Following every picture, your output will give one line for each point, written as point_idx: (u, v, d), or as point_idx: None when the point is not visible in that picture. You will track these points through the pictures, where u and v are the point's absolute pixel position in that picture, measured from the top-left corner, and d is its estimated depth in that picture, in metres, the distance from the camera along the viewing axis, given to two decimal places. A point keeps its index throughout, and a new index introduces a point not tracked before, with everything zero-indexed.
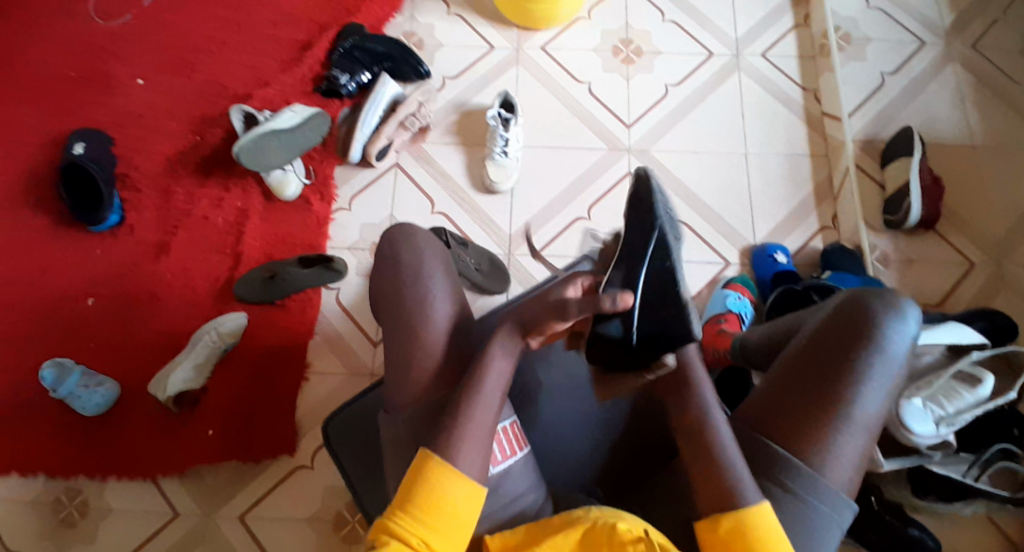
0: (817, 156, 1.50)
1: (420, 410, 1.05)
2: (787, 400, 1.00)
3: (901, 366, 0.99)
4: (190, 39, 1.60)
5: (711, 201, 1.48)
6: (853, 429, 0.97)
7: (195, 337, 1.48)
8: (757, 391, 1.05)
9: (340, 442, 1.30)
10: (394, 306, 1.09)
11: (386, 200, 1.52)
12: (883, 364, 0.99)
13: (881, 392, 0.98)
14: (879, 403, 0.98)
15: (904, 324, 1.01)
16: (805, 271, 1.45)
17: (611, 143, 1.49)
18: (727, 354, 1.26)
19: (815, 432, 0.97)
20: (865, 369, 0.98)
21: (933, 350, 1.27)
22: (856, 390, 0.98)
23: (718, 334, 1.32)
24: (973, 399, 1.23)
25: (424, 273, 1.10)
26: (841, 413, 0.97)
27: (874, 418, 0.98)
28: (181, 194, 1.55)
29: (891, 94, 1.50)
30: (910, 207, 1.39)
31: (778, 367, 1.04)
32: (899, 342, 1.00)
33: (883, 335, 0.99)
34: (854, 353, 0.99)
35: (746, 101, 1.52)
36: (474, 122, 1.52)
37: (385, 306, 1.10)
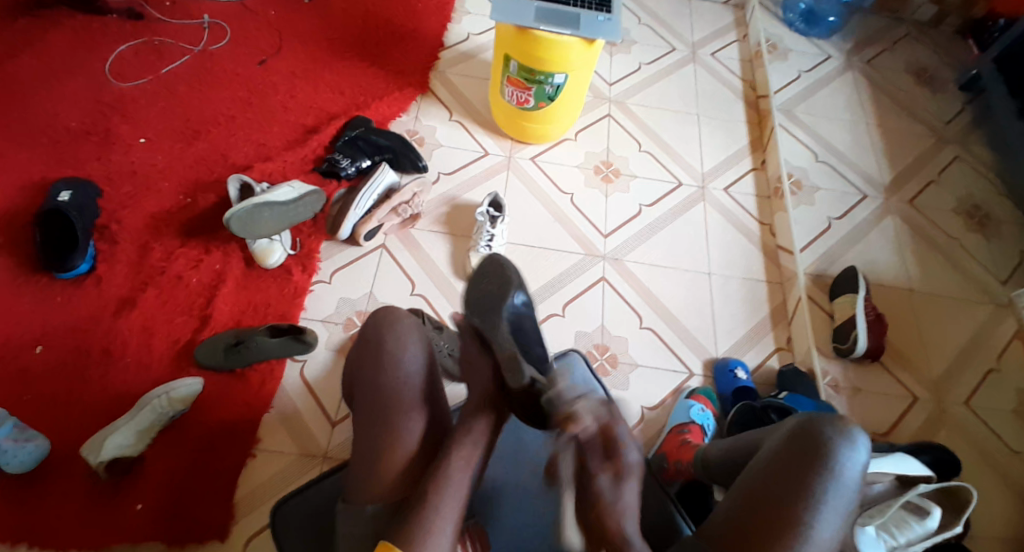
0: (772, 283, 1.62)
1: (382, 503, 1.04)
2: (749, 522, 1.05)
3: (854, 494, 1.04)
4: (199, 109, 1.66)
5: (677, 313, 1.57)
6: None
7: (142, 400, 1.40)
8: (719, 509, 1.09)
9: (288, 530, 1.15)
10: (375, 372, 1.09)
11: (368, 279, 1.55)
12: (838, 491, 1.04)
13: (836, 518, 1.03)
14: (834, 530, 1.03)
15: (855, 452, 1.06)
16: (762, 388, 1.53)
17: (588, 250, 1.58)
18: (693, 469, 1.28)
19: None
20: (821, 497, 1.03)
21: (883, 479, 1.30)
22: (811, 517, 1.03)
23: (683, 445, 1.35)
24: (921, 530, 1.24)
25: (410, 347, 1.10)
26: (798, 540, 1.02)
27: (829, 545, 1.03)
28: (160, 251, 1.54)
29: (836, 236, 1.67)
30: (857, 338, 1.51)
31: (741, 487, 1.08)
32: (851, 471, 1.05)
33: (837, 464, 1.05)
34: (810, 479, 1.04)
35: (710, 228, 1.65)
36: (462, 215, 1.61)
37: (368, 361, 1.10)
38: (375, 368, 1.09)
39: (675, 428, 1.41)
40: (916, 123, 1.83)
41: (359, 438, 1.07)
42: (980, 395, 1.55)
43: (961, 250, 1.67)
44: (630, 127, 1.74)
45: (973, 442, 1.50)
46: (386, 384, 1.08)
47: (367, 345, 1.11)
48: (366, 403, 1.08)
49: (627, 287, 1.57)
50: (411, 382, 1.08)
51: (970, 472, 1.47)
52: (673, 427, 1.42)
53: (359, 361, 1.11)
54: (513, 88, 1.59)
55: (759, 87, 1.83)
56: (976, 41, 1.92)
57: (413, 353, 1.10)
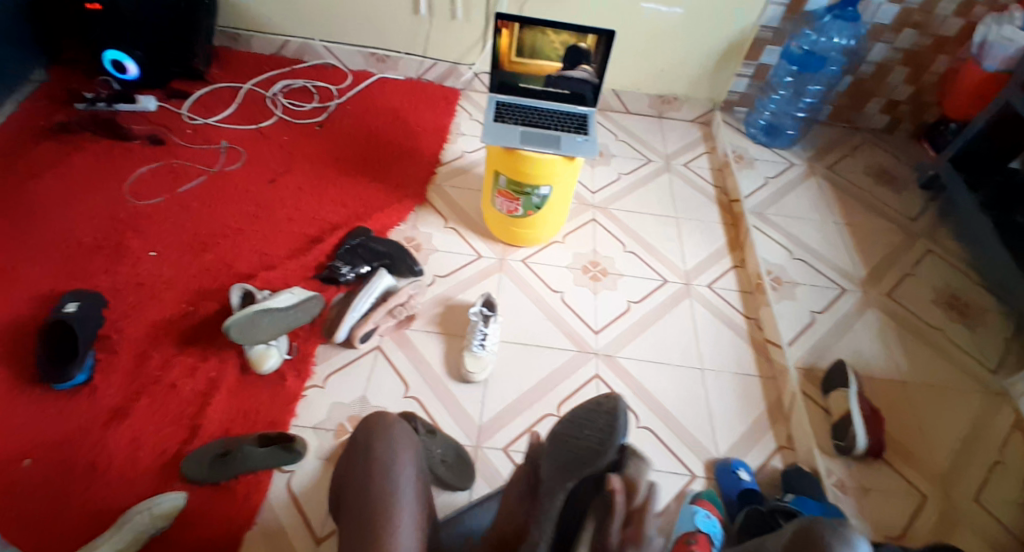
0: (765, 377, 1.63)
1: None
2: None
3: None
4: (207, 224, 1.74)
5: (674, 411, 1.57)
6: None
7: (124, 516, 1.38)
8: None
9: None
10: (365, 489, 1.13)
11: (362, 382, 1.55)
12: None
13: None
14: None
15: None
16: (767, 489, 1.51)
17: (580, 346, 1.61)
18: None
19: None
20: None
21: None
22: None
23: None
24: None
25: (403, 461, 1.15)
26: None
27: None
28: (157, 359, 1.56)
29: (820, 331, 1.68)
30: (856, 436, 1.51)
31: None
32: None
33: None
34: None
35: (698, 323, 1.68)
36: (455, 315, 1.64)
37: (357, 482, 1.14)
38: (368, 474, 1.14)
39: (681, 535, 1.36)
40: (885, 221, 1.93)
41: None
42: (989, 489, 1.53)
43: (947, 340, 1.70)
44: (615, 231, 1.83)
45: (986, 538, 1.46)
46: (377, 493, 1.12)
47: (365, 454, 1.16)
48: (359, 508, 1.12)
49: (622, 383, 1.58)
50: (403, 490, 1.12)
51: None
52: (681, 534, 1.36)
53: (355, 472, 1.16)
54: (502, 199, 1.69)
55: (731, 192, 1.95)
56: (931, 143, 2.07)
57: (405, 461, 1.15)
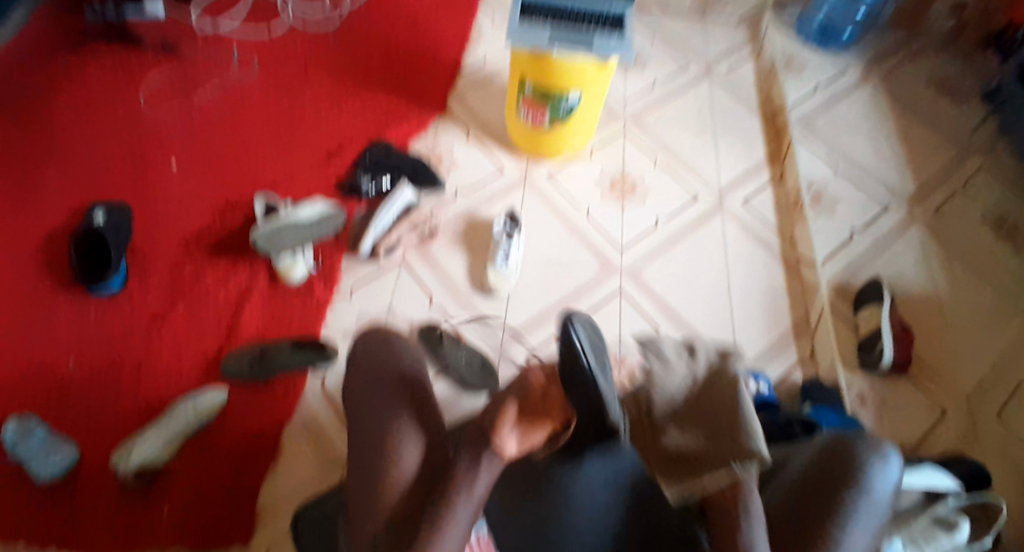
0: (795, 295, 1.60)
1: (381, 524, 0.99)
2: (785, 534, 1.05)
3: (884, 512, 1.05)
4: (225, 134, 1.74)
5: (698, 327, 1.55)
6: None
7: (169, 409, 1.44)
8: None
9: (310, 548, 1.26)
10: (373, 378, 1.12)
11: (385, 292, 1.56)
12: (869, 508, 1.05)
13: (865, 537, 1.04)
14: (866, 543, 1.04)
15: (887, 469, 1.07)
16: (786, 400, 1.50)
17: (605, 264, 1.60)
18: None
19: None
20: (852, 511, 1.04)
21: (911, 495, 1.34)
22: (844, 532, 1.03)
23: None
24: (950, 544, 1.26)
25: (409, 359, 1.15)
26: None
27: None
28: (190, 270, 1.59)
29: (860, 248, 1.64)
30: (883, 351, 1.48)
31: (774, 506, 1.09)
32: (882, 488, 1.06)
33: (868, 478, 1.06)
34: (842, 497, 1.05)
35: (728, 238, 1.64)
36: (478, 229, 1.63)
37: (365, 369, 1.13)
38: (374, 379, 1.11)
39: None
40: (940, 133, 1.82)
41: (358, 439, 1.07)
42: (1014, 407, 1.52)
43: (990, 261, 1.65)
44: (645, 142, 1.75)
45: (1006, 456, 1.47)
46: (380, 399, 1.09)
47: (369, 361, 1.14)
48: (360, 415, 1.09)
49: (644, 299, 1.56)
50: (409, 383, 1.11)
51: (1006, 487, 1.42)
52: None
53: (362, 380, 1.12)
54: (529, 109, 1.62)
55: (776, 99, 1.85)
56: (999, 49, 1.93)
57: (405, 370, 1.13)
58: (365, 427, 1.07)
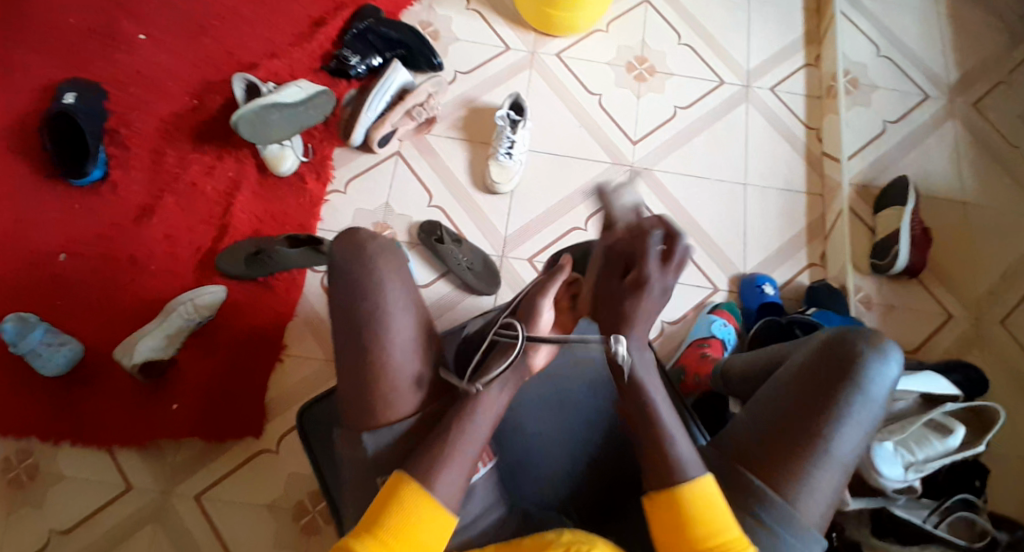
0: (813, 194, 1.53)
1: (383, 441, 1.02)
2: (770, 429, 1.02)
3: (880, 409, 1.02)
4: (200, 0, 1.58)
5: (709, 227, 1.50)
6: (830, 466, 0.99)
7: (169, 307, 1.40)
8: (738, 421, 1.07)
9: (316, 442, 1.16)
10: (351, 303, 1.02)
11: (383, 187, 1.49)
12: (865, 405, 1.02)
13: (860, 433, 1.01)
14: (857, 439, 1.01)
15: (886, 367, 1.04)
16: (789, 303, 1.47)
17: (616, 158, 1.52)
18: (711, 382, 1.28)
19: (794, 466, 0.99)
20: (845, 407, 1.01)
21: (907, 396, 1.28)
22: (834, 429, 1.00)
23: (702, 360, 1.34)
24: (942, 447, 1.24)
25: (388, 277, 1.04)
26: (819, 452, 0.99)
27: (850, 458, 1.00)
28: (174, 157, 1.50)
29: (891, 142, 1.54)
30: (898, 254, 1.43)
31: (763, 398, 1.06)
32: (880, 385, 1.02)
33: (866, 376, 1.02)
34: (837, 393, 1.01)
35: (750, 130, 1.55)
36: (481, 118, 1.53)
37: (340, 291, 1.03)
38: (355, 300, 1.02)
39: (692, 343, 1.39)
40: (992, 14, 1.66)
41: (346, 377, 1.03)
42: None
43: None
44: (670, 17, 1.63)
45: (1008, 362, 1.43)
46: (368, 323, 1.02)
47: (347, 276, 1.03)
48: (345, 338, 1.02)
49: (656, 199, 1.50)
50: (393, 308, 1.03)
51: (1007, 395, 1.41)
52: (691, 342, 1.40)
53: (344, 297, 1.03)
54: None
55: None
56: None
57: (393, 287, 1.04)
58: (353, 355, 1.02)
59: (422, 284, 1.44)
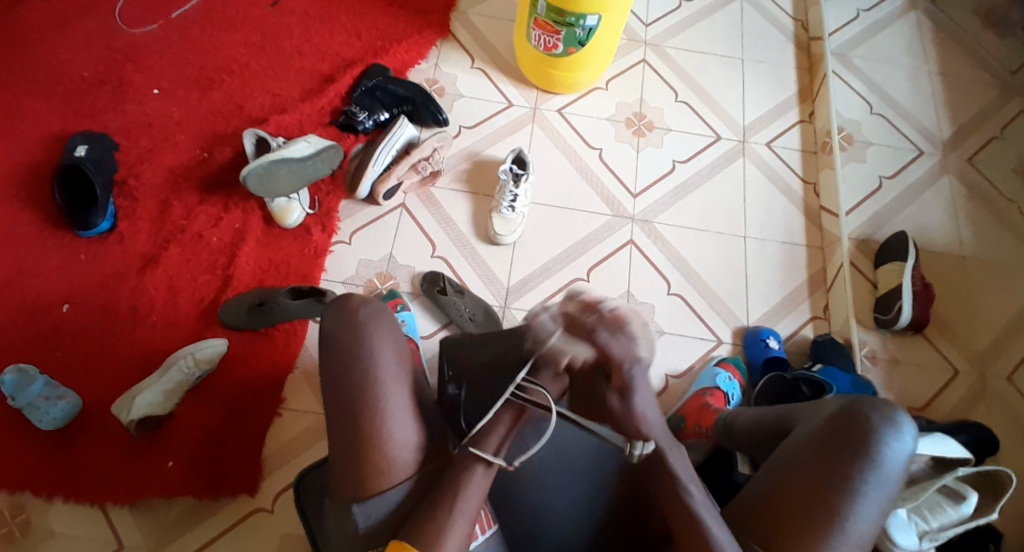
0: (813, 248, 1.55)
1: (374, 512, 1.02)
2: (785, 503, 1.01)
3: (896, 483, 1.01)
4: (213, 56, 1.63)
5: (711, 279, 1.51)
6: (847, 543, 0.98)
7: (169, 360, 1.41)
8: (751, 491, 1.06)
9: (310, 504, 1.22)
10: (346, 368, 1.06)
11: (388, 239, 1.50)
12: (880, 479, 1.01)
13: (875, 509, 1.00)
14: (874, 514, 1.00)
15: (901, 439, 1.03)
16: (794, 357, 1.47)
17: (617, 210, 1.54)
18: (715, 434, 1.26)
19: (811, 544, 0.98)
20: (861, 482, 1.00)
21: (918, 459, 1.24)
22: (849, 505, 0.99)
23: (704, 410, 1.32)
24: (956, 515, 1.22)
25: (378, 345, 1.07)
26: (835, 529, 0.98)
27: (866, 535, 0.99)
28: (179, 208, 1.51)
29: (887, 196, 1.58)
30: (901, 310, 1.44)
31: (775, 469, 1.05)
32: (894, 459, 1.01)
33: (882, 450, 1.01)
34: (852, 468, 1.01)
35: (749, 185, 1.58)
36: (485, 171, 1.56)
37: (337, 354, 1.07)
38: (347, 369, 1.06)
39: (697, 393, 1.38)
40: (980, 73, 1.71)
41: (340, 432, 1.04)
42: None
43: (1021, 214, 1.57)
44: (666, 75, 1.68)
45: (1013, 417, 1.42)
46: (359, 393, 1.04)
47: (338, 343, 1.07)
48: (339, 403, 1.05)
49: (658, 250, 1.52)
50: (386, 376, 1.06)
51: (1014, 450, 1.40)
52: (695, 391, 1.39)
53: (335, 368, 1.06)
54: (540, 31, 1.49)
55: (813, 28, 1.76)
56: None
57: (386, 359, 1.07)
58: (343, 425, 1.04)
59: (424, 335, 1.45)
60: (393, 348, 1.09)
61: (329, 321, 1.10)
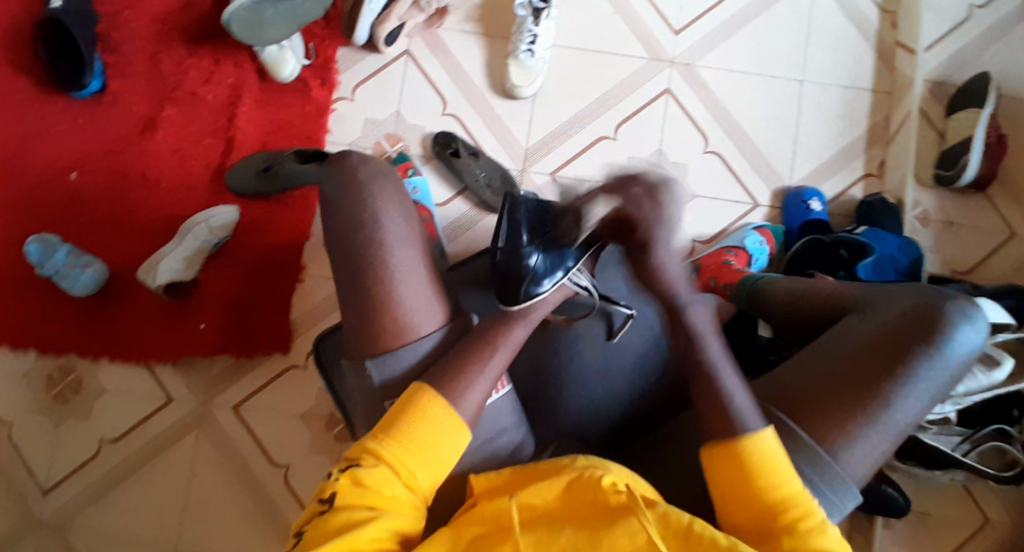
0: (879, 92, 1.34)
1: (388, 372, 1.03)
2: (829, 380, 0.97)
3: (954, 375, 0.97)
4: None
5: (754, 133, 1.34)
6: (886, 427, 0.95)
7: (184, 228, 1.37)
8: (795, 362, 1.02)
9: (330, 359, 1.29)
10: (356, 238, 1.06)
11: (394, 93, 1.36)
12: (939, 369, 0.96)
13: (924, 399, 0.96)
14: (922, 403, 0.96)
15: (971, 332, 0.98)
16: (838, 221, 1.34)
17: (655, 53, 1.34)
18: (730, 290, 1.24)
19: (848, 425, 0.95)
20: (917, 369, 0.95)
21: None
22: (897, 391, 0.95)
23: (724, 267, 1.27)
24: (985, 382, 1.27)
25: (386, 205, 1.08)
26: (877, 411, 0.95)
27: (908, 422, 0.96)
28: (170, 63, 1.39)
29: (977, 30, 1.33)
30: (967, 165, 1.27)
31: (826, 344, 1.01)
32: (959, 352, 0.97)
33: (950, 338, 0.96)
34: (912, 354, 0.96)
35: (814, 14, 1.35)
36: (500, 10, 1.36)
37: (342, 241, 1.07)
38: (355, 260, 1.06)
39: (720, 250, 1.31)
40: None
41: (354, 338, 1.07)
42: None
43: None
44: None
45: None
46: (366, 262, 1.06)
47: (344, 196, 1.08)
48: (355, 304, 1.05)
49: (696, 100, 1.34)
50: (394, 239, 1.06)
51: None
52: (721, 246, 1.32)
53: (346, 236, 1.07)
54: None
55: None
56: None
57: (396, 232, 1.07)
58: (358, 302, 1.06)
59: (438, 203, 1.36)
60: (399, 209, 1.09)
61: (332, 181, 1.11)
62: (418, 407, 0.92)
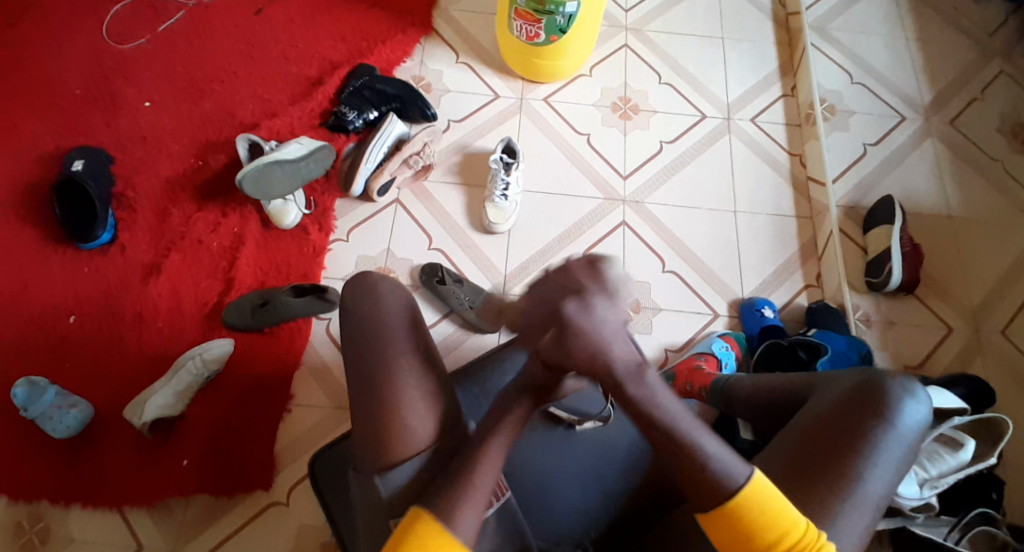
0: (802, 218, 1.58)
1: (394, 480, 0.98)
2: (797, 470, 0.99)
3: (910, 446, 0.99)
4: (204, 69, 1.66)
5: (703, 256, 1.53)
6: (861, 505, 0.96)
7: (176, 364, 1.41)
8: (762, 459, 1.02)
9: (325, 481, 1.17)
10: (362, 349, 1.05)
11: (385, 234, 1.53)
12: (895, 443, 0.99)
13: (888, 472, 0.98)
14: (888, 478, 0.98)
15: (916, 406, 1.01)
16: (789, 325, 1.49)
17: (608, 193, 1.57)
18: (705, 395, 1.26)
19: (827, 506, 0.95)
20: (876, 447, 0.98)
21: None
22: (864, 470, 0.97)
23: (695, 370, 1.33)
24: (955, 462, 1.18)
25: (395, 318, 1.07)
26: (849, 490, 0.96)
27: (880, 497, 0.98)
28: (178, 216, 1.54)
29: (872, 163, 1.61)
30: (891, 272, 1.45)
31: (787, 438, 1.02)
32: (909, 426, 1.00)
33: (898, 414, 1.00)
34: (868, 432, 0.98)
35: (736, 160, 1.62)
36: (475, 164, 1.60)
37: (349, 346, 1.06)
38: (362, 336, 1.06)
39: (691, 356, 1.41)
40: (958, 39, 1.75)
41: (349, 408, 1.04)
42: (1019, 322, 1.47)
43: (1005, 173, 1.60)
44: (649, 58, 1.72)
45: (1009, 369, 1.43)
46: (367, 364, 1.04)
47: (356, 311, 1.07)
48: None
49: (649, 229, 1.54)
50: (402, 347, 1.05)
51: (1011, 401, 1.41)
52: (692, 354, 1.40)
53: (354, 346, 1.06)
54: (521, 21, 1.53)
55: (789, 4, 1.79)
56: None
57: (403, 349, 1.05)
58: None
59: (426, 326, 1.46)
60: (409, 323, 1.07)
61: (346, 295, 1.10)
62: (421, 532, 0.88)
